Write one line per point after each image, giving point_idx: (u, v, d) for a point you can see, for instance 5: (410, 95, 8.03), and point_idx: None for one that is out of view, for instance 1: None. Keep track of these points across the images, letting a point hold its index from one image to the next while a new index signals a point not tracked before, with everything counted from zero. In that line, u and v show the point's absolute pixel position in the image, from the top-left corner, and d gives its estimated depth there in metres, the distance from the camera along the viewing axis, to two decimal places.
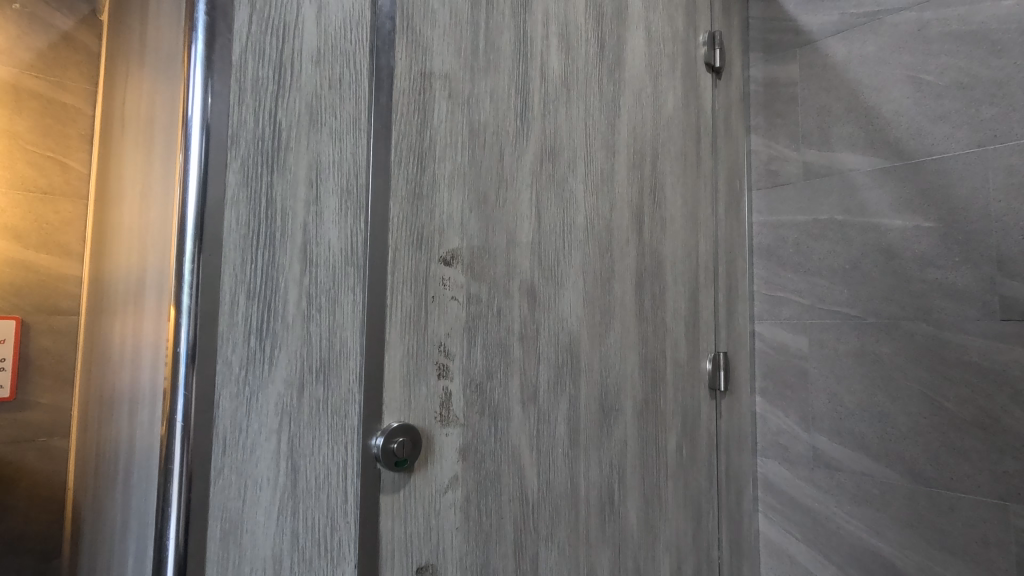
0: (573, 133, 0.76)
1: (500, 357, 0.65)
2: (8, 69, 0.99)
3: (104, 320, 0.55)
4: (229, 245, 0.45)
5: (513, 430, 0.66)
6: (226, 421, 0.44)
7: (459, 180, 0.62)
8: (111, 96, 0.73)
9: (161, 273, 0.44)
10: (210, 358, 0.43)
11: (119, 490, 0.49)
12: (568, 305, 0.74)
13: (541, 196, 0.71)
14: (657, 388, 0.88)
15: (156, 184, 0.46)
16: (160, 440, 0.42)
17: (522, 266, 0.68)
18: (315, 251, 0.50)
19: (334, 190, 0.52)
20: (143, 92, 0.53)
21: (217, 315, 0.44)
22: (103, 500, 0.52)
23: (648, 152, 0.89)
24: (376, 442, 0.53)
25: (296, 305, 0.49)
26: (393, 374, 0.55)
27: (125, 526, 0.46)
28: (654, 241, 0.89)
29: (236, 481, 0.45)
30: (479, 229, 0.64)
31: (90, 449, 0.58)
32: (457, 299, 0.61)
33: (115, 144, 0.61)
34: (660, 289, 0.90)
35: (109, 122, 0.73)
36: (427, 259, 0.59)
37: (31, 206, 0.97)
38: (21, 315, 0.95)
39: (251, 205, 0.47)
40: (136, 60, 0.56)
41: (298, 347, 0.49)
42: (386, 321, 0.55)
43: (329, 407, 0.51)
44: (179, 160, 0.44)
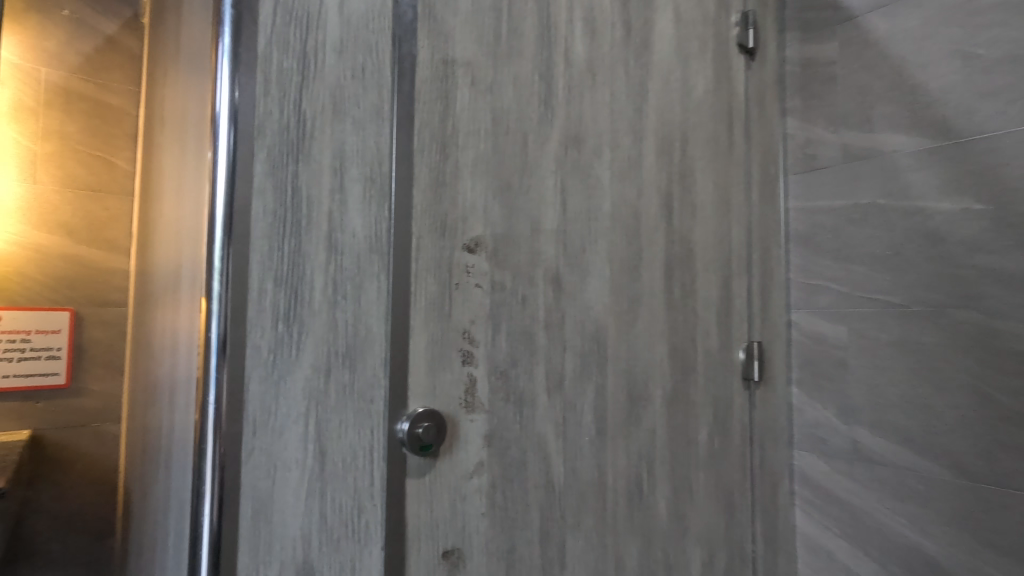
0: (599, 119, 0.75)
1: (524, 345, 0.65)
2: (60, 73, 1.24)
3: (163, 311, 0.60)
4: (255, 233, 0.47)
5: (538, 418, 0.66)
6: (255, 403, 0.46)
7: (482, 167, 0.62)
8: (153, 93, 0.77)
9: (197, 266, 0.47)
10: (239, 343, 0.45)
11: (165, 466, 0.52)
12: (593, 293, 0.73)
13: (566, 182, 0.70)
14: (687, 377, 0.86)
15: (196, 180, 0.50)
16: (196, 419, 0.44)
17: (547, 254, 0.68)
18: (341, 239, 0.51)
19: (357, 179, 0.53)
20: (181, 91, 0.56)
21: (245, 301, 0.46)
22: (153, 477, 0.56)
23: (677, 137, 0.87)
24: (402, 427, 0.53)
25: (322, 292, 0.50)
26: (418, 360, 0.56)
27: (169, 501, 0.49)
28: (683, 228, 0.87)
29: (266, 462, 0.46)
30: (503, 217, 0.64)
31: (148, 427, 0.62)
32: (481, 286, 0.61)
33: (161, 145, 0.65)
34: (690, 277, 0.88)
35: (152, 123, 0.77)
36: (450, 246, 0.59)
37: (81, 201, 1.24)
38: (75, 307, 1.23)
39: (276, 193, 0.48)
40: (174, 58, 0.59)
41: (324, 333, 0.50)
42: (410, 308, 0.55)
43: (354, 391, 0.51)
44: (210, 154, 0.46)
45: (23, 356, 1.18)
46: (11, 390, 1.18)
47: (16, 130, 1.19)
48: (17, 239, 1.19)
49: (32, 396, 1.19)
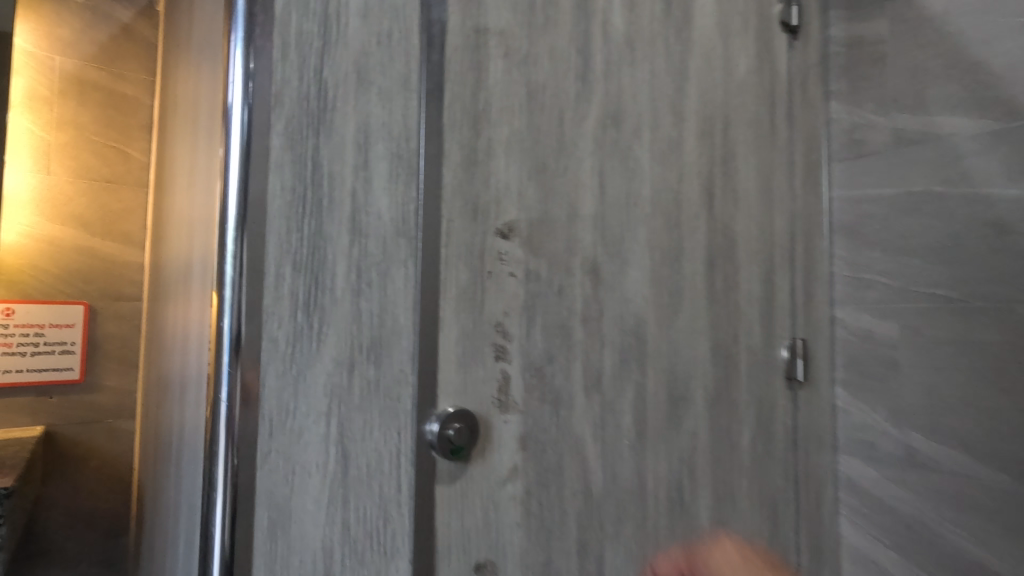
0: (640, 98, 0.70)
1: (561, 340, 0.60)
2: (74, 62, 1.21)
3: (176, 303, 0.57)
4: (272, 213, 0.43)
5: (576, 419, 0.61)
6: (272, 402, 0.42)
7: (517, 145, 0.57)
8: (174, 80, 0.75)
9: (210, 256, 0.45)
10: (255, 334, 0.41)
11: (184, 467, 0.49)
12: (633, 284, 0.68)
13: (605, 165, 0.65)
14: (730, 376, 0.80)
15: (212, 162, 0.47)
16: (208, 416, 0.42)
17: (584, 241, 0.63)
18: (365, 221, 0.47)
19: (383, 155, 0.48)
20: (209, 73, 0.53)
21: (261, 287, 0.42)
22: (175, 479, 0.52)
23: (718, 119, 0.81)
24: (432, 429, 0.48)
25: (345, 279, 0.45)
26: (449, 356, 0.50)
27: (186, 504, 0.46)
28: (725, 216, 0.81)
29: (284, 467, 0.42)
30: (539, 200, 0.58)
31: (167, 427, 0.60)
32: (515, 276, 0.56)
33: (185, 132, 0.63)
34: (733, 269, 0.82)
35: (173, 111, 0.75)
36: (482, 231, 0.53)
37: (96, 192, 1.21)
38: (89, 301, 1.20)
39: (295, 168, 0.44)
40: (204, 42, 0.57)
41: (347, 324, 0.45)
42: (440, 298, 0.50)
43: (380, 389, 0.47)
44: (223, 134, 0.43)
45: (36, 350, 1.15)
46: (21, 385, 1.14)
47: (30, 119, 1.16)
48: (30, 231, 1.16)
49: (45, 391, 1.16)
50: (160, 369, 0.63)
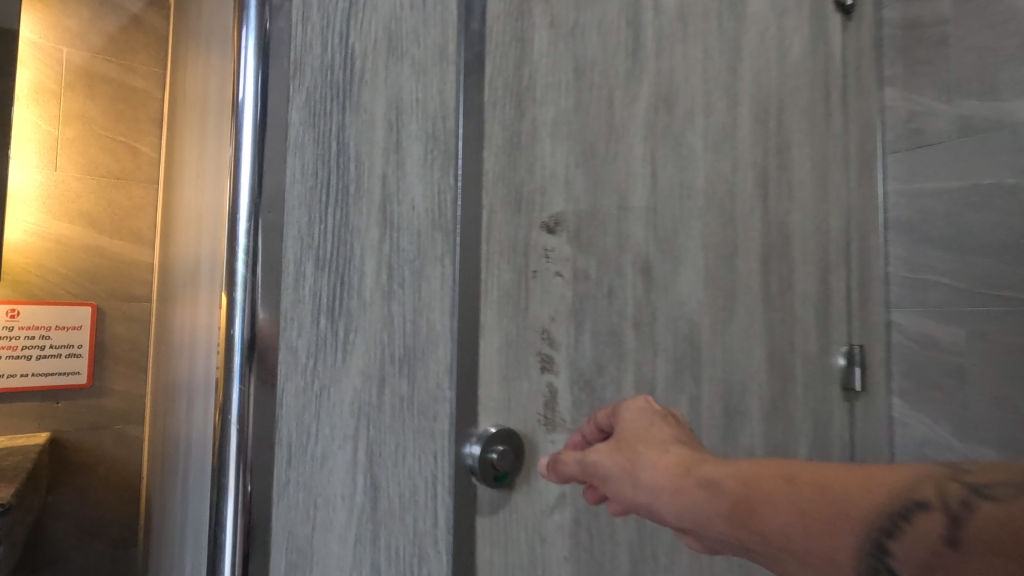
0: (693, 78, 0.63)
1: (612, 348, 0.53)
2: (81, 54, 1.16)
3: (182, 307, 0.51)
4: (292, 201, 0.36)
5: None
6: (290, 424, 0.35)
7: (563, 128, 0.50)
8: (184, 64, 0.69)
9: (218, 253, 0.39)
10: (269, 344, 0.35)
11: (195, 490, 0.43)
12: (686, 286, 0.61)
13: (656, 152, 0.58)
14: (786, 387, 0.73)
15: (223, 144, 0.40)
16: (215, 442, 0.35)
17: (635, 237, 0.56)
18: (397, 211, 0.40)
19: (417, 136, 0.42)
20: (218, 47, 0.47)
21: (279, 287, 0.35)
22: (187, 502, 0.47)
23: (773, 104, 0.74)
24: (472, 453, 0.42)
25: (374, 280, 0.39)
26: (490, 368, 0.44)
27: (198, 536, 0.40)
28: (781, 211, 0.74)
29: (305, 501, 0.36)
30: (587, 190, 0.52)
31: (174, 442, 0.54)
32: (562, 275, 0.49)
33: (193, 117, 0.57)
34: (788, 269, 0.75)
35: (182, 98, 0.69)
36: (526, 224, 0.47)
37: (105, 189, 1.16)
38: (97, 302, 1.15)
39: (317, 148, 0.37)
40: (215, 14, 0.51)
41: (376, 331, 0.39)
42: (481, 301, 0.44)
43: (415, 406, 0.40)
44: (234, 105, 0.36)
45: (42, 354, 1.10)
46: (32, 389, 1.09)
47: (36, 113, 1.11)
48: (36, 229, 1.11)
49: (51, 396, 1.11)
50: (166, 378, 0.58)
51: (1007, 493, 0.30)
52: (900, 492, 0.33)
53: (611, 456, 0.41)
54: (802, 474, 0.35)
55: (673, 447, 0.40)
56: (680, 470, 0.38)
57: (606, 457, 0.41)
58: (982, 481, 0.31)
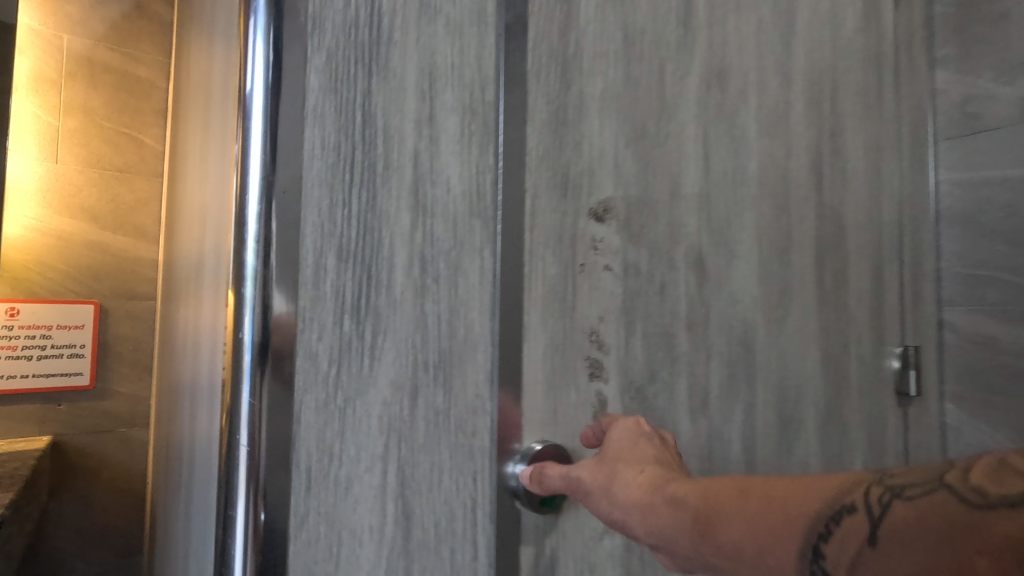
0: (747, 52, 0.57)
1: (664, 351, 0.47)
2: (83, 41, 1.11)
3: (186, 305, 0.46)
4: (310, 181, 0.31)
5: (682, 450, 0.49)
6: (309, 444, 0.30)
7: (612, 103, 0.44)
8: (187, 43, 0.64)
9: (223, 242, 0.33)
10: (285, 348, 0.29)
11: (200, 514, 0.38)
12: (741, 282, 0.55)
13: (709, 133, 0.52)
14: (841, 392, 0.67)
15: (231, 116, 0.35)
16: (221, 463, 0.30)
17: (688, 228, 0.50)
18: (430, 194, 0.35)
19: (452, 107, 0.36)
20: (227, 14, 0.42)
21: (296, 281, 0.30)
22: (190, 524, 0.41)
23: (826, 84, 0.68)
24: (516, 471, 0.37)
25: (406, 274, 0.33)
26: (535, 375, 0.38)
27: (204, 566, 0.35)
28: (835, 201, 0.68)
29: (328, 534, 0.30)
30: (637, 173, 0.46)
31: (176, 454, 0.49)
32: (611, 270, 0.43)
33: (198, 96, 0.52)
34: (843, 264, 0.69)
35: (187, 79, 0.64)
36: (573, 211, 0.41)
37: (108, 183, 1.11)
38: (99, 300, 1.10)
39: (339, 118, 0.32)
40: None
41: (409, 333, 0.33)
42: (524, 298, 0.38)
43: (451, 419, 0.35)
44: (243, 68, 0.31)
45: (43, 354, 1.06)
46: (28, 392, 1.05)
47: (36, 103, 1.07)
48: (36, 224, 1.06)
49: (53, 398, 1.07)
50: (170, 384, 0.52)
51: (923, 489, 0.28)
52: (832, 498, 0.30)
53: (588, 466, 0.37)
54: (754, 486, 0.32)
55: (653, 465, 0.36)
56: (653, 489, 0.35)
57: (588, 472, 0.36)
58: (909, 478, 0.29)
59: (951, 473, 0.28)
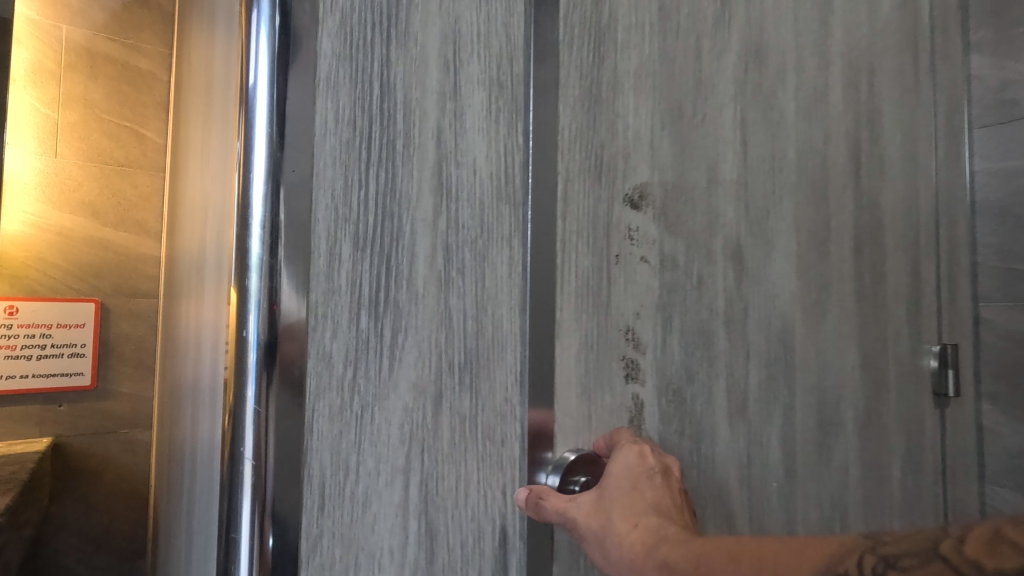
0: (786, 29, 0.53)
1: (702, 351, 0.43)
2: (82, 32, 1.08)
3: (186, 302, 0.42)
4: (322, 159, 0.27)
5: (720, 458, 0.45)
6: (324, 456, 0.26)
7: (647, 80, 0.41)
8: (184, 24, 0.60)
9: (224, 230, 0.30)
10: (296, 349, 0.26)
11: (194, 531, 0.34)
12: (779, 276, 0.51)
13: (746, 116, 0.48)
14: (879, 393, 0.63)
15: (231, 88, 0.31)
16: (221, 479, 0.26)
17: (726, 217, 0.46)
18: (454, 176, 0.31)
19: (478, 81, 0.32)
20: None
21: (308, 272, 0.26)
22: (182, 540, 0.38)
23: (863, 66, 0.64)
24: (548, 483, 0.33)
25: (428, 265, 0.30)
26: (569, 378, 0.35)
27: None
28: (872, 190, 0.64)
29: (344, 557, 0.27)
30: (673, 157, 0.42)
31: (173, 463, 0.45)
32: (647, 262, 0.40)
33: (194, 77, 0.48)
34: (881, 257, 0.65)
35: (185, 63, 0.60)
36: (607, 197, 0.38)
37: (109, 177, 1.08)
38: (100, 298, 1.07)
39: (355, 90, 0.28)
40: None
41: (432, 331, 0.30)
42: (557, 292, 0.35)
43: (478, 427, 0.31)
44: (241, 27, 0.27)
45: (43, 354, 1.03)
46: (28, 392, 1.02)
47: (33, 95, 1.03)
48: (35, 219, 1.03)
49: (54, 399, 1.04)
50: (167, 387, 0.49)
51: (916, 560, 0.29)
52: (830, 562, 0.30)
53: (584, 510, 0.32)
54: (746, 552, 0.31)
55: (650, 517, 0.33)
56: (647, 548, 0.32)
57: (583, 518, 0.32)
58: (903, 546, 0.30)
59: (946, 544, 0.29)
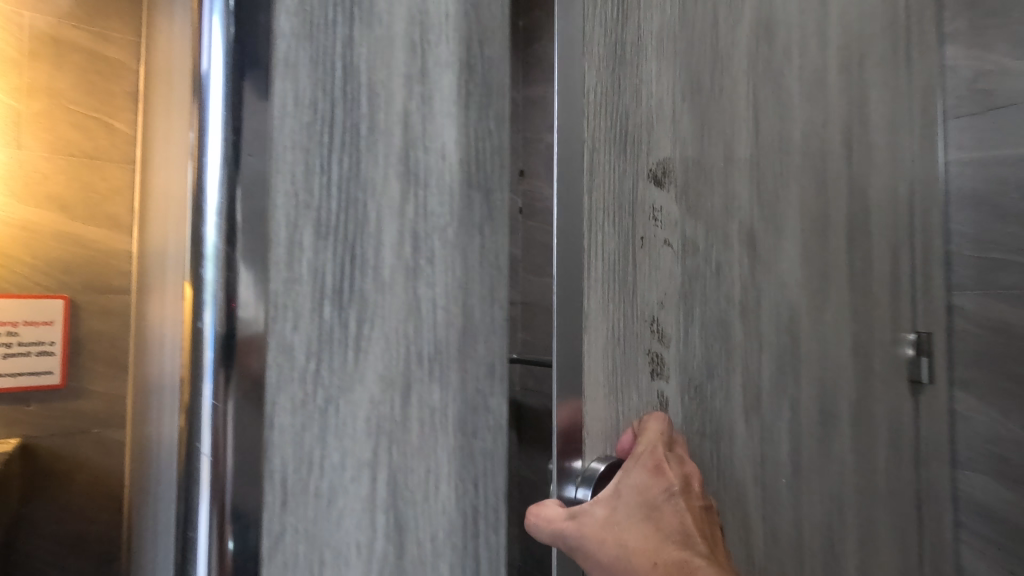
0: (779, 10, 0.52)
1: (721, 342, 0.44)
2: (47, 18, 1.04)
3: (150, 298, 0.40)
4: (281, 142, 0.26)
5: (738, 458, 0.45)
6: (286, 451, 0.25)
7: (669, 42, 0.41)
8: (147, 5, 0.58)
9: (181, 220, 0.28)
10: (257, 342, 0.25)
11: (153, 528, 0.33)
12: (789, 265, 0.51)
13: (759, 92, 0.49)
14: (869, 382, 0.64)
15: (185, 69, 0.30)
16: (178, 477, 0.25)
17: (741, 198, 0.46)
18: (421, 162, 0.30)
19: (448, 64, 0.32)
20: None
21: (268, 263, 0.25)
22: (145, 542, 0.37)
23: (854, 53, 0.64)
24: (577, 496, 0.33)
25: (396, 253, 0.29)
26: (595, 374, 0.35)
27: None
28: (861, 177, 0.64)
29: (308, 556, 0.26)
30: (695, 132, 0.43)
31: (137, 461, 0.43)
32: (671, 245, 0.40)
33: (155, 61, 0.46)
34: (867, 247, 0.65)
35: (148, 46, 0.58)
36: (633, 172, 0.38)
37: (76, 170, 1.05)
38: (69, 295, 1.04)
39: (316, 71, 0.27)
40: None
41: (400, 323, 0.29)
42: (584, 277, 0.35)
43: (450, 421, 0.30)
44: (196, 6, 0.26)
45: (9, 352, 1.00)
46: None
47: None
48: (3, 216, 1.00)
49: (23, 398, 1.01)
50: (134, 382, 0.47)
51: None
52: None
53: (592, 529, 0.32)
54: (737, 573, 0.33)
55: (653, 534, 0.34)
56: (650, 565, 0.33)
57: (593, 535, 0.32)
58: None
59: None
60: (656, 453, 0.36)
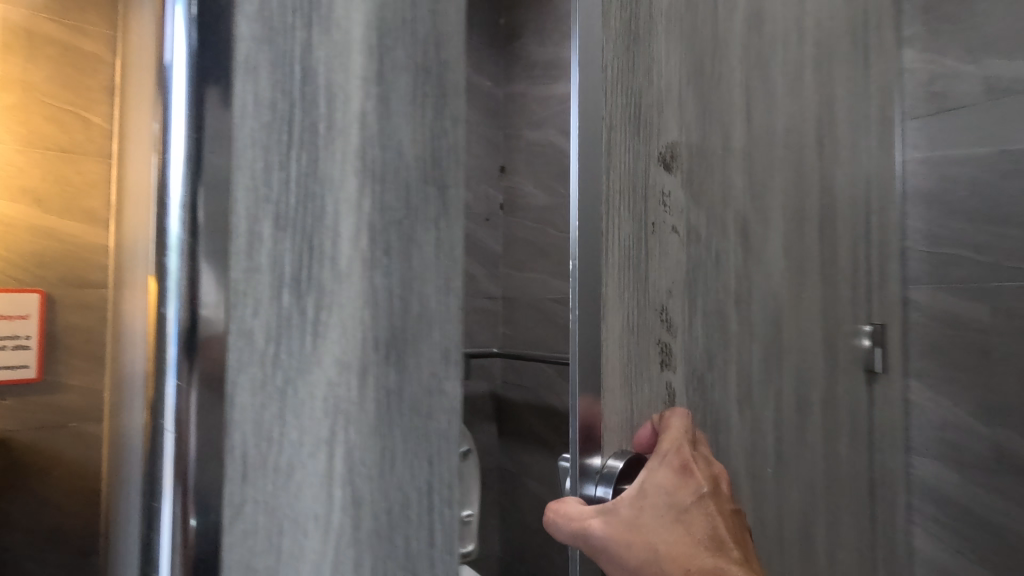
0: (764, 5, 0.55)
1: (717, 329, 0.48)
2: (20, 10, 1.03)
3: (124, 291, 0.41)
4: (242, 139, 0.27)
5: (734, 448, 0.49)
6: (246, 428, 0.27)
7: (675, 26, 0.44)
8: None
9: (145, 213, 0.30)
10: (217, 327, 0.26)
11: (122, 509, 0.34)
12: (774, 254, 0.55)
13: (751, 82, 0.53)
14: (835, 372, 0.67)
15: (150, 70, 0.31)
16: (145, 452, 0.27)
17: (736, 185, 0.50)
18: (377, 158, 0.32)
19: (405, 66, 0.33)
20: None
21: (228, 253, 0.27)
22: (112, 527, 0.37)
23: (824, 54, 0.66)
24: (596, 493, 0.37)
25: (354, 244, 0.31)
26: (614, 363, 0.38)
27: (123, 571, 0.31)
28: (827, 173, 0.67)
29: (268, 525, 0.28)
30: (698, 119, 0.46)
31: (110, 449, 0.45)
32: (678, 231, 0.44)
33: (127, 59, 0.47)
34: (833, 242, 0.68)
35: None
36: (645, 155, 0.41)
37: (49, 164, 1.04)
38: (47, 290, 1.02)
39: (275, 72, 0.28)
40: None
41: (358, 310, 0.31)
42: (603, 263, 0.37)
43: (406, 402, 0.33)
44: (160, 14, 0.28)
45: None
46: None
47: None
48: None
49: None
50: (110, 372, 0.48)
51: None
52: None
53: (614, 529, 0.35)
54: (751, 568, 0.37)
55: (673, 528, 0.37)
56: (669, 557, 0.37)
57: (615, 534, 0.35)
58: None
59: None
60: (679, 452, 0.39)
